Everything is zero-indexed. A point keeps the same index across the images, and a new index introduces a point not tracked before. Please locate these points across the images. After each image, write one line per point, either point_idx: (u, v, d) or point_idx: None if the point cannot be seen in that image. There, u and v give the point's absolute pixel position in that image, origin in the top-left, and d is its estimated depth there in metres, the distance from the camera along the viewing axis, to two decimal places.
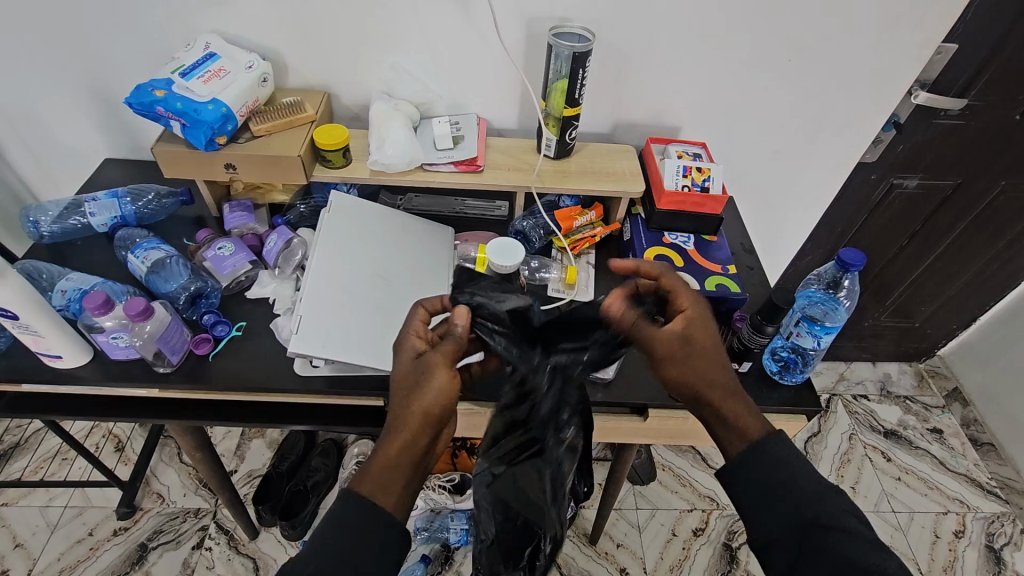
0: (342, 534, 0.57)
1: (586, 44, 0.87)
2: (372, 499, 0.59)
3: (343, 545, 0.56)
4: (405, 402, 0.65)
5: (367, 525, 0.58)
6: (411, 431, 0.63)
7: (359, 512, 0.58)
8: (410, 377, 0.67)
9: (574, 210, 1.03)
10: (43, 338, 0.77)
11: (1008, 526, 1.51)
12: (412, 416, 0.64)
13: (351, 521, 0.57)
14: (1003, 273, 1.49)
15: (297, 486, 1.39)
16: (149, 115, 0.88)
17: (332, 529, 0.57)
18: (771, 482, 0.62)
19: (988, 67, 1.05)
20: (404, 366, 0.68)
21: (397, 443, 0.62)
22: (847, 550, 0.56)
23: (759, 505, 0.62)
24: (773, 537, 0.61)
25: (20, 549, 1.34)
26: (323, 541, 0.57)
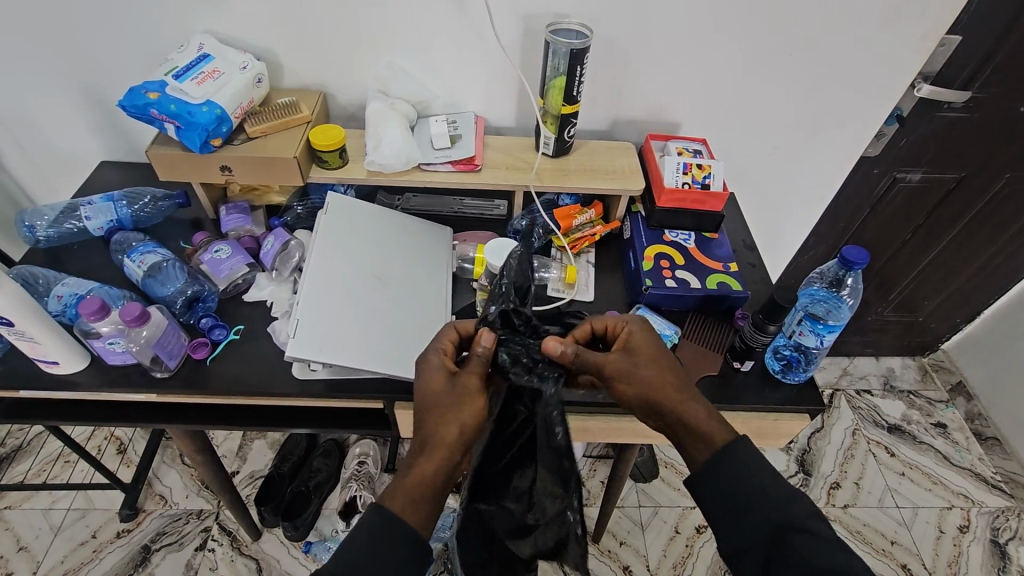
0: (370, 550, 0.57)
1: (584, 40, 0.86)
2: (400, 514, 0.60)
3: (372, 560, 0.57)
4: (438, 421, 0.65)
5: (391, 540, 0.58)
6: (443, 449, 0.64)
7: (384, 525, 0.59)
8: (443, 398, 0.67)
9: (573, 209, 1.01)
10: (39, 344, 0.77)
11: (1013, 520, 1.50)
12: (444, 436, 0.65)
13: (377, 537, 0.58)
14: (1007, 266, 1.48)
15: (299, 487, 1.38)
16: (142, 118, 0.87)
17: (365, 548, 0.58)
18: (735, 492, 0.62)
19: (993, 59, 1.04)
20: (432, 381, 0.68)
21: (430, 461, 0.63)
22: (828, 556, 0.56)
23: (765, 500, 0.61)
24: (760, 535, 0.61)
25: (23, 551, 1.35)
26: (350, 553, 0.57)
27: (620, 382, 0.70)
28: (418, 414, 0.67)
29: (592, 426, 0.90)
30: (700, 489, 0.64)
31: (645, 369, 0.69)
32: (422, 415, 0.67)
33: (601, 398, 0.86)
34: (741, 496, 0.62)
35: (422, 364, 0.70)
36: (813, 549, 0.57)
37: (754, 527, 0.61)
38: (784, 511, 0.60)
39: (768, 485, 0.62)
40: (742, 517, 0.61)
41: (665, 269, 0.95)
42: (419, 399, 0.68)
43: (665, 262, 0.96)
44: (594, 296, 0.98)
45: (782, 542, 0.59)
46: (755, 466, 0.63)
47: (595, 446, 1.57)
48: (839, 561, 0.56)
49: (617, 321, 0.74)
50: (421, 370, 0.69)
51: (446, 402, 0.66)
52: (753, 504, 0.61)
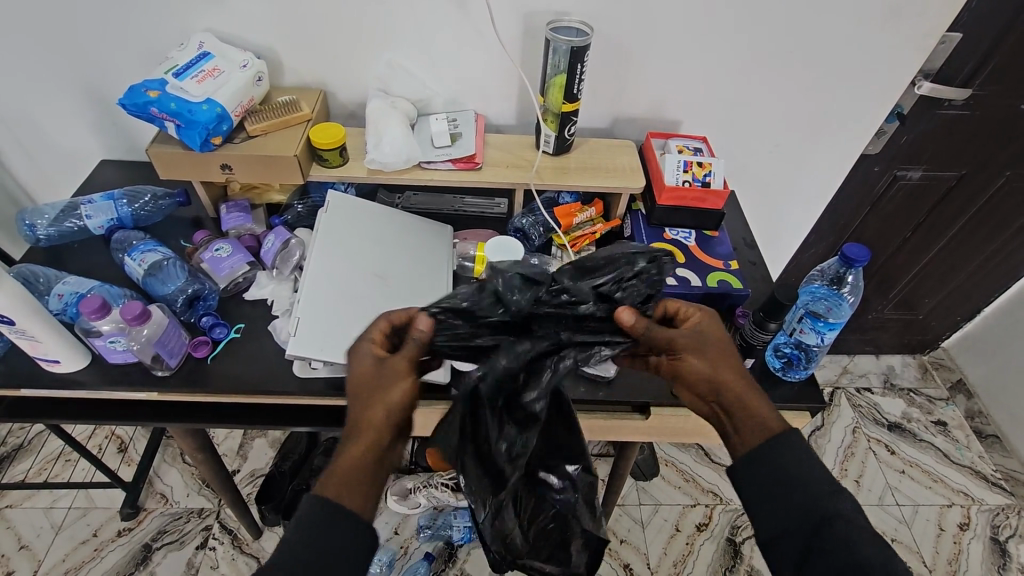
0: (308, 537, 0.55)
1: (585, 38, 0.86)
2: (334, 499, 0.57)
3: (308, 549, 0.55)
4: (364, 405, 0.64)
5: (332, 532, 0.56)
6: (368, 431, 0.62)
7: (325, 516, 0.56)
8: (371, 381, 0.65)
9: (574, 206, 1.01)
10: (40, 343, 0.77)
11: (1013, 517, 1.50)
12: (369, 416, 0.63)
13: (315, 525, 0.56)
14: (1007, 264, 1.48)
15: (300, 485, 1.38)
16: (143, 117, 0.87)
17: (300, 535, 0.56)
18: (780, 481, 0.60)
19: (994, 56, 1.04)
20: (359, 369, 0.66)
21: (358, 447, 0.61)
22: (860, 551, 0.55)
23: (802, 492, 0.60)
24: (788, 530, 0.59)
25: (24, 550, 1.35)
26: (291, 548, 0.55)
27: (682, 360, 0.68)
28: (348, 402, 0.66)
29: (593, 425, 0.90)
30: (744, 473, 0.62)
31: (710, 350, 0.68)
32: (350, 403, 0.65)
33: (602, 396, 0.86)
34: (783, 486, 0.60)
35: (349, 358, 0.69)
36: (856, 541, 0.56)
37: (795, 514, 0.59)
38: (826, 505, 0.59)
39: (814, 471, 0.60)
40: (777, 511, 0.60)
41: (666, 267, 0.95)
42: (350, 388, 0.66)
43: None
44: None
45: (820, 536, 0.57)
46: (801, 452, 0.61)
47: (596, 445, 1.58)
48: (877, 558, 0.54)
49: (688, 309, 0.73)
50: (351, 361, 0.68)
51: (369, 384, 0.65)
52: (789, 491, 0.60)
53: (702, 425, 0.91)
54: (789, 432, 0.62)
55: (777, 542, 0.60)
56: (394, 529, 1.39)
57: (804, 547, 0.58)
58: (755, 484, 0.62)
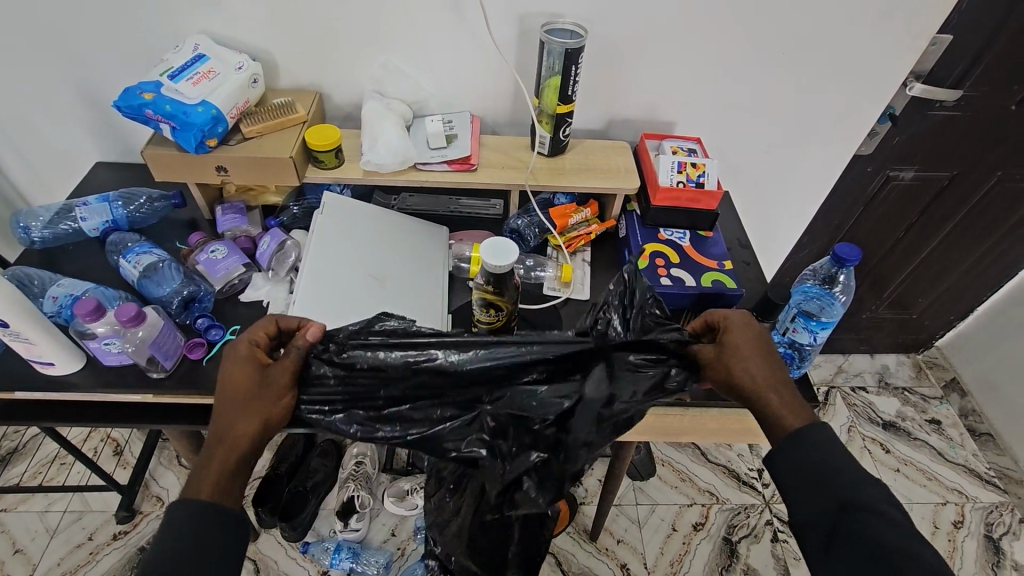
0: (179, 535, 0.56)
1: (579, 40, 0.86)
2: (205, 499, 0.59)
3: (183, 551, 0.55)
4: (241, 415, 0.65)
5: (206, 531, 0.57)
6: (239, 437, 0.64)
7: (199, 517, 0.57)
8: (248, 389, 0.66)
9: (570, 207, 1.02)
10: (35, 345, 0.77)
11: (1007, 515, 1.51)
12: (247, 422, 0.64)
13: (180, 528, 0.56)
14: (999, 263, 1.49)
15: (297, 487, 1.37)
16: (138, 119, 0.87)
17: (172, 531, 0.56)
18: (814, 470, 0.61)
19: (983, 58, 1.05)
20: (236, 377, 0.67)
21: (225, 454, 0.62)
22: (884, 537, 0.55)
23: (821, 479, 0.60)
24: (814, 519, 0.59)
25: (19, 554, 1.34)
26: (164, 555, 0.55)
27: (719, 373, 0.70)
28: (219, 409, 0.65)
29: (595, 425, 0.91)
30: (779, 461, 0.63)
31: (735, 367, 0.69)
32: (220, 411, 0.65)
33: None
34: (814, 475, 0.60)
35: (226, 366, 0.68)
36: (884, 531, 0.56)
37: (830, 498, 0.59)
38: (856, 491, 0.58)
39: (846, 462, 0.60)
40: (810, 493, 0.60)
41: (660, 267, 0.95)
42: (221, 393, 0.66)
43: (660, 260, 0.96)
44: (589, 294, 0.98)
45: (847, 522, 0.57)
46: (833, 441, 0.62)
47: None
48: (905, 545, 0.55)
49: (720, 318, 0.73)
50: (228, 364, 0.68)
51: (247, 392, 0.66)
52: (822, 479, 0.60)
53: (696, 424, 0.92)
54: (815, 429, 0.63)
55: (808, 528, 0.60)
56: (391, 530, 1.39)
57: (833, 533, 0.58)
58: (789, 469, 0.62)
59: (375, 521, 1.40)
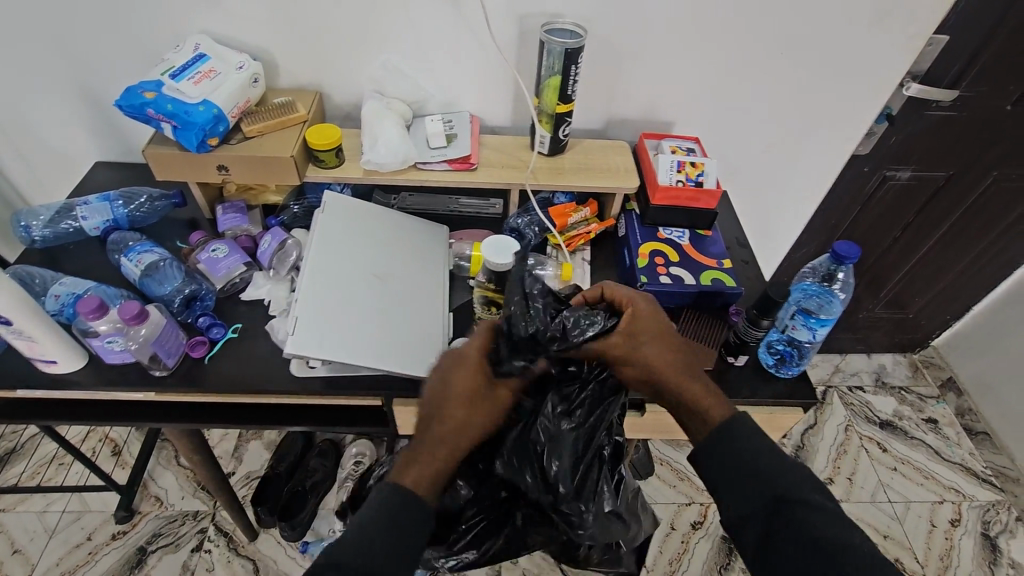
0: (384, 525, 0.59)
1: (579, 40, 0.87)
2: (414, 490, 0.61)
3: (390, 529, 0.58)
4: (456, 416, 0.67)
5: (408, 510, 0.60)
6: (453, 441, 0.66)
7: (403, 498, 0.61)
8: (469, 397, 0.68)
9: (569, 206, 1.02)
10: (38, 343, 0.77)
11: (1003, 513, 1.52)
12: (466, 430, 0.67)
13: (391, 510, 0.60)
14: (996, 263, 1.50)
15: (297, 486, 1.37)
16: (139, 118, 0.87)
17: (377, 518, 0.59)
18: (743, 462, 0.62)
19: (979, 58, 1.06)
20: (465, 384, 0.68)
21: (436, 449, 0.64)
22: (813, 527, 0.57)
23: (748, 472, 0.62)
24: (745, 514, 0.61)
25: (18, 555, 1.34)
26: (373, 531, 0.58)
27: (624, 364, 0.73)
28: (430, 408, 0.68)
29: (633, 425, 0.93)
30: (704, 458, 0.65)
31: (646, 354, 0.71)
32: (435, 410, 0.67)
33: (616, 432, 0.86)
34: (746, 467, 0.62)
35: (442, 372, 0.70)
36: (813, 518, 0.57)
37: (760, 488, 0.60)
38: (783, 482, 0.60)
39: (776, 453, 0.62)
40: (741, 486, 0.61)
41: (660, 265, 0.96)
42: (450, 395, 0.68)
43: (659, 259, 0.97)
44: None
45: (778, 513, 0.59)
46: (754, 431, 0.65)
47: None
48: (839, 533, 0.56)
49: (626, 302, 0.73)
50: (464, 370, 0.69)
51: (472, 400, 0.68)
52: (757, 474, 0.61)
53: None
54: (735, 419, 0.65)
55: (743, 525, 0.61)
56: None
57: (765, 526, 0.59)
58: (717, 466, 0.64)
59: None
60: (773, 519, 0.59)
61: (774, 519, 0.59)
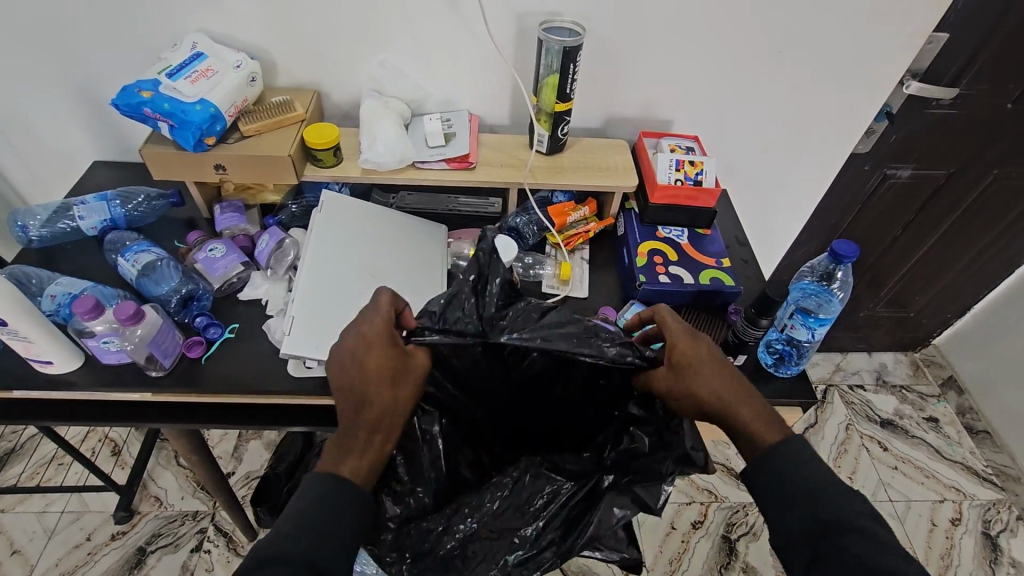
0: (321, 513, 0.56)
1: (576, 38, 0.87)
2: (353, 479, 0.60)
3: (324, 517, 0.56)
4: (375, 401, 0.65)
5: (343, 495, 0.58)
6: (373, 427, 0.65)
7: (338, 485, 0.58)
8: (381, 380, 0.66)
9: (568, 206, 1.02)
10: (34, 343, 0.77)
11: (1004, 512, 1.52)
12: (380, 416, 0.65)
13: (324, 496, 0.57)
14: (996, 261, 1.50)
15: (296, 487, 1.26)
16: (136, 117, 0.87)
17: (312, 506, 0.57)
18: (787, 483, 0.60)
19: (979, 56, 1.05)
20: (377, 366, 0.66)
21: (363, 439, 0.63)
22: (862, 553, 0.53)
23: (791, 494, 0.59)
24: (790, 538, 0.57)
25: (17, 555, 1.34)
26: (308, 518, 0.56)
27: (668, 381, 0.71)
28: (348, 390, 0.65)
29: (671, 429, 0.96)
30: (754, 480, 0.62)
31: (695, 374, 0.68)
32: (357, 389, 0.65)
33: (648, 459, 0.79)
34: (790, 488, 0.59)
35: (348, 353, 0.67)
36: (863, 545, 0.53)
37: (807, 511, 0.57)
38: (831, 505, 0.57)
39: (825, 476, 0.59)
40: (787, 507, 0.58)
41: (659, 265, 0.95)
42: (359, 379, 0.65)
43: (658, 258, 0.96)
44: (588, 292, 0.99)
45: (825, 538, 0.55)
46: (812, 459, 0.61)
47: None
48: (893, 562, 0.51)
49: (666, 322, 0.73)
50: (371, 351, 0.66)
51: (390, 380, 0.67)
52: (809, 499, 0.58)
53: None
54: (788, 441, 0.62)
55: (790, 549, 0.57)
56: None
57: (812, 553, 0.55)
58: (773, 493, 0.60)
59: None
60: (816, 542, 0.55)
61: (818, 542, 0.55)
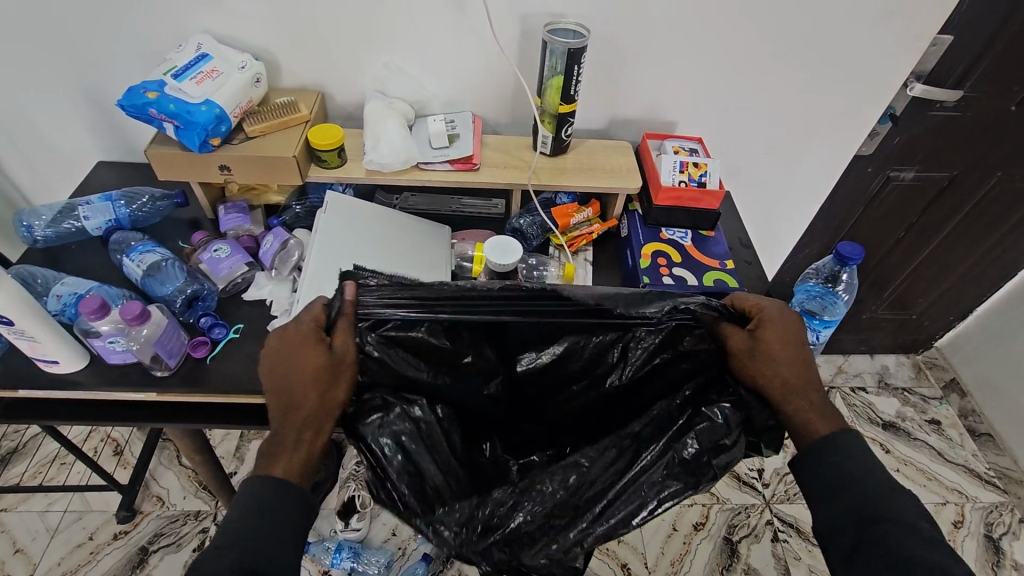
0: (259, 521, 0.56)
1: (582, 40, 0.87)
2: (283, 478, 0.60)
3: (257, 526, 0.56)
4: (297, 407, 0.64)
5: (281, 501, 0.59)
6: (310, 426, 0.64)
7: (271, 491, 0.59)
8: (307, 383, 0.65)
9: (572, 206, 1.02)
10: (40, 343, 0.77)
11: (1007, 515, 1.52)
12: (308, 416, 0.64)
13: (263, 505, 0.58)
14: (1000, 264, 1.50)
15: None
16: (141, 118, 0.87)
17: (249, 516, 0.57)
18: (841, 478, 0.61)
19: (984, 57, 1.05)
20: (306, 368, 0.65)
21: (294, 439, 0.63)
22: (906, 548, 0.55)
23: (835, 487, 0.61)
24: (835, 525, 0.60)
25: (19, 554, 1.34)
26: (245, 526, 0.56)
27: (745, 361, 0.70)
28: (275, 394, 0.66)
29: None
30: (805, 470, 0.64)
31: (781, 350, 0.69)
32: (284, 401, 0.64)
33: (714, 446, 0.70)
34: (844, 482, 0.61)
35: (276, 356, 0.67)
36: (906, 541, 0.55)
37: (853, 504, 0.59)
38: (881, 502, 0.58)
39: (872, 469, 0.61)
40: (836, 495, 0.61)
41: (662, 266, 0.95)
42: (282, 381, 0.66)
43: (662, 260, 0.96)
44: None
45: (871, 527, 0.57)
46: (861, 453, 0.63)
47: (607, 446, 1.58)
48: (937, 556, 0.54)
49: (756, 305, 0.73)
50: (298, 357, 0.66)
51: (312, 385, 0.65)
52: (853, 487, 0.60)
53: None
54: (846, 434, 0.64)
55: (831, 535, 0.60)
56: (392, 530, 1.39)
57: (856, 543, 0.58)
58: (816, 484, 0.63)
59: (375, 521, 1.40)
60: (861, 530, 0.58)
61: (863, 530, 0.58)
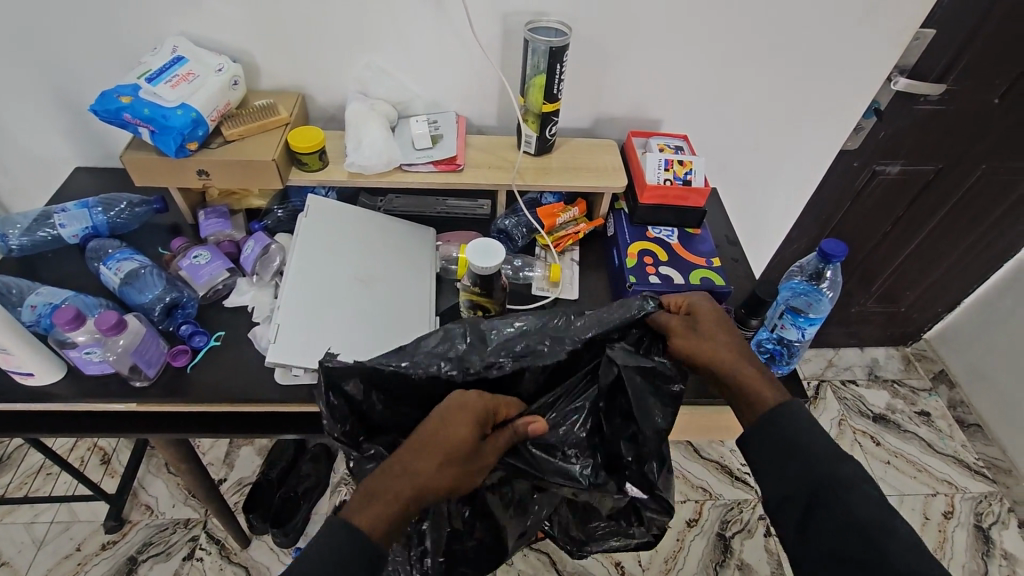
0: (330, 557, 0.53)
1: (563, 39, 0.86)
2: (368, 534, 0.55)
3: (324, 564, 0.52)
4: (415, 471, 0.58)
5: (351, 552, 0.53)
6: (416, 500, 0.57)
7: (347, 534, 0.54)
8: (446, 455, 0.59)
9: (558, 206, 1.01)
10: (13, 355, 0.75)
11: (996, 504, 1.53)
12: (421, 495, 0.58)
13: (336, 544, 0.54)
14: (987, 255, 1.50)
15: (287, 493, 1.32)
16: (115, 123, 0.85)
17: (328, 546, 0.54)
18: (783, 443, 0.62)
19: (967, 50, 1.05)
20: (457, 439, 0.59)
21: (395, 494, 0.57)
22: (858, 513, 0.56)
23: (783, 453, 0.62)
24: (786, 495, 0.60)
25: (5, 566, 1.32)
26: (316, 553, 0.53)
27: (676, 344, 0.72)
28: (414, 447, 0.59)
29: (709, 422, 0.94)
30: (750, 441, 0.65)
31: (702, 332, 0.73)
32: (422, 446, 0.59)
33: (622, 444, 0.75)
34: (788, 448, 0.62)
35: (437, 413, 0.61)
36: (855, 502, 0.56)
37: (804, 476, 0.60)
38: (830, 467, 0.59)
39: (813, 438, 0.61)
40: (789, 465, 0.61)
41: (649, 265, 0.95)
42: (419, 435, 0.60)
43: (648, 258, 0.96)
44: (578, 293, 0.98)
45: (825, 493, 0.58)
46: (809, 421, 0.63)
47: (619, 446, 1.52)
48: (885, 516, 0.55)
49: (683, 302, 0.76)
50: (449, 420, 0.61)
51: (456, 462, 0.59)
52: (795, 455, 0.61)
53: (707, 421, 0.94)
54: (788, 404, 0.65)
55: (783, 505, 0.61)
56: None
57: (807, 507, 0.59)
58: (764, 455, 0.63)
59: None
60: (814, 497, 0.58)
61: (815, 499, 0.58)
